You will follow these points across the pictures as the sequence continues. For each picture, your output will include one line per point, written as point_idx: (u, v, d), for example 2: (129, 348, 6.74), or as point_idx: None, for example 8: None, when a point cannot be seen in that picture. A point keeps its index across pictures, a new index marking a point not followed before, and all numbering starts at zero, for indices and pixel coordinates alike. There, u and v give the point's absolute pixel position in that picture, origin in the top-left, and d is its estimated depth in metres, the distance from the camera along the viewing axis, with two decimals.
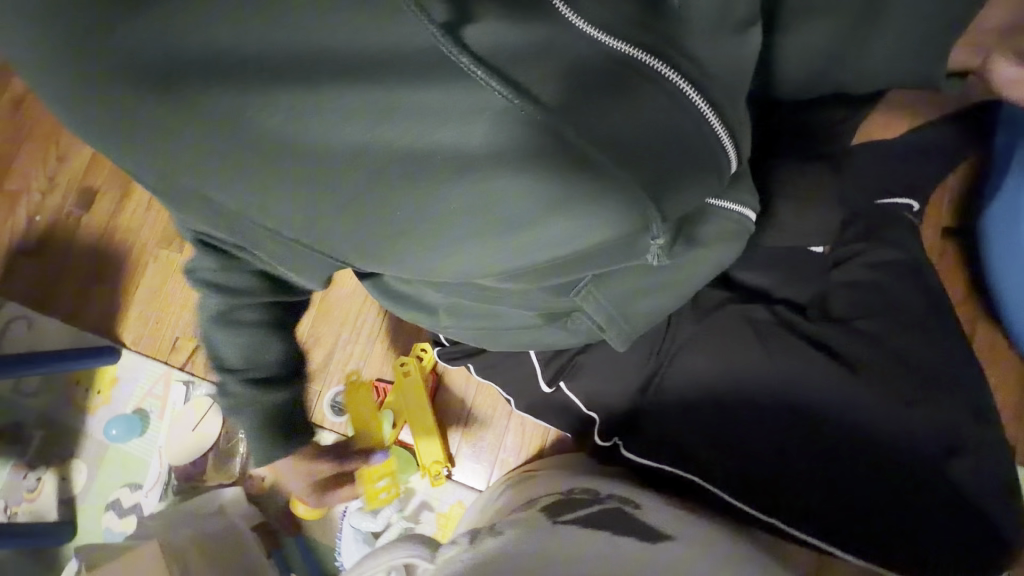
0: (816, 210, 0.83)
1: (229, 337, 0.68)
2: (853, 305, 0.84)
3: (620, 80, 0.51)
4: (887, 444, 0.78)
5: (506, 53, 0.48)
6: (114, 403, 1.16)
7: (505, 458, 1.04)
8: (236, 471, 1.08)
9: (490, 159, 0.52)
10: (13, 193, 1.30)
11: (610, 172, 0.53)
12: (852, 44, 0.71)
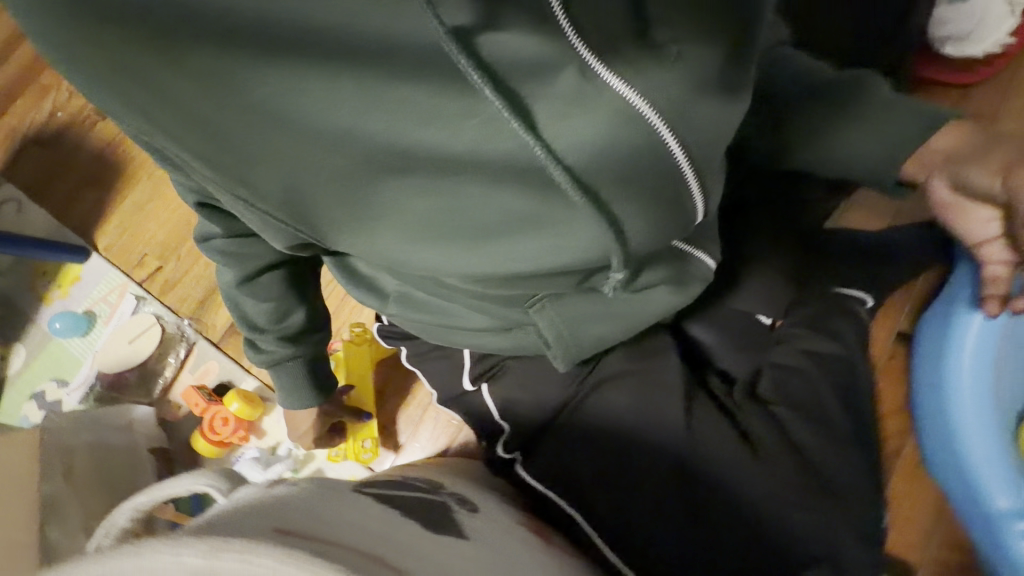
0: (768, 284, 0.85)
1: (255, 300, 0.75)
2: (779, 390, 0.82)
3: (607, 121, 0.50)
4: (769, 535, 0.75)
5: (506, 63, 0.48)
6: (68, 300, 1.20)
7: (412, 449, 1.05)
8: (156, 392, 1.11)
9: (468, 162, 0.53)
10: (44, 85, 1.37)
11: (578, 202, 0.54)
12: (858, 132, 0.69)
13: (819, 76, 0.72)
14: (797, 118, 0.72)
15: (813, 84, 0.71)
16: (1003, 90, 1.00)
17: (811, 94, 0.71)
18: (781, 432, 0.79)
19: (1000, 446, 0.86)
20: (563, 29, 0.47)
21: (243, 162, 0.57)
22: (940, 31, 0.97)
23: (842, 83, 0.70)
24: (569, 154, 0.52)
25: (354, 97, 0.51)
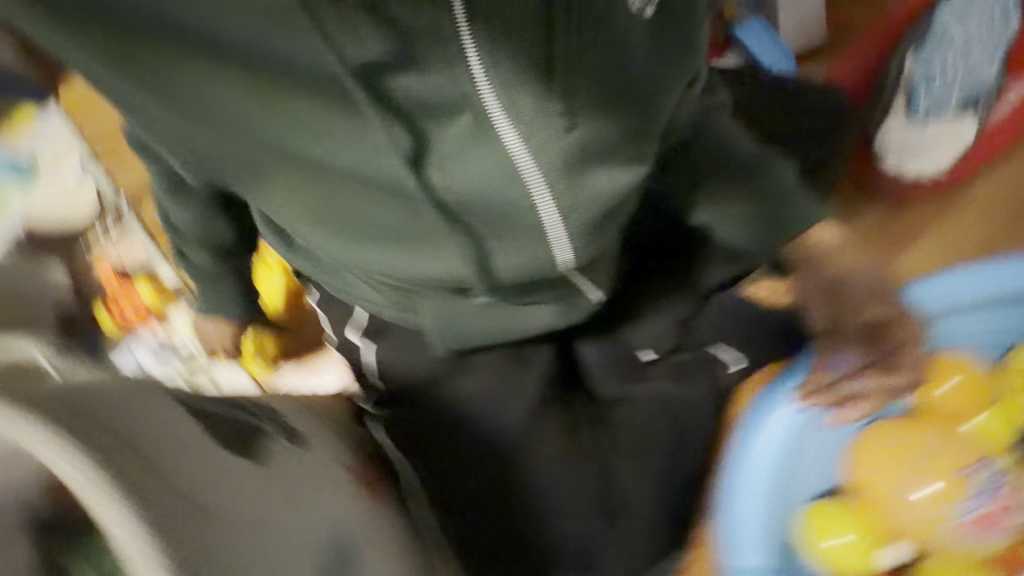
0: (656, 319, 0.84)
1: (187, 222, 0.77)
2: (629, 426, 0.80)
3: (492, 172, 0.55)
4: (560, 549, 0.78)
5: (413, 101, 0.52)
6: (14, 145, 1.20)
7: (309, 382, 1.07)
8: (76, 259, 1.14)
9: (369, 172, 0.58)
10: None
11: (458, 230, 0.60)
12: (760, 205, 0.75)
13: (741, 149, 0.74)
14: (713, 177, 0.74)
15: (731, 153, 0.74)
16: (926, 224, 1.05)
17: (728, 161, 0.74)
18: (609, 464, 0.79)
19: (780, 551, 0.84)
20: (476, 79, 0.50)
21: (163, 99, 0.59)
22: (890, 141, 1.01)
23: (760, 164, 0.74)
24: (443, 191, 0.57)
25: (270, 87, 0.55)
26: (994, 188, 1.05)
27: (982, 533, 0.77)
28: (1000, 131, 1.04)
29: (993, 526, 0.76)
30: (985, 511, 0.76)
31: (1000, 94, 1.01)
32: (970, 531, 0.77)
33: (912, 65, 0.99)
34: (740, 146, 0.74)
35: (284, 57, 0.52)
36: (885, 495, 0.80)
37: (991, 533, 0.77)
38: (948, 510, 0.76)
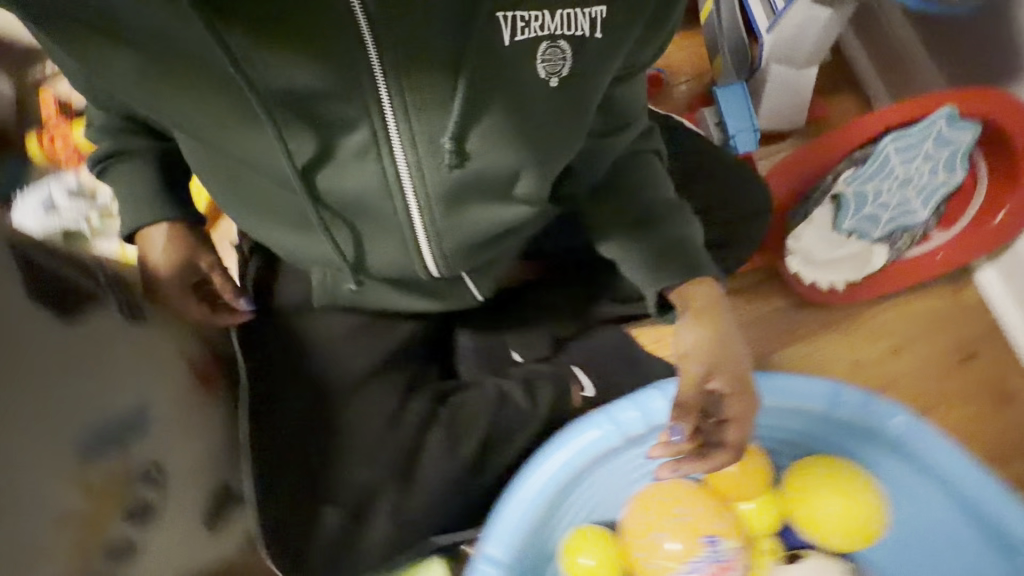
0: (536, 331, 1.01)
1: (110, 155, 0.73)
2: (460, 403, 0.89)
3: (378, 189, 0.61)
4: (346, 490, 0.82)
5: (315, 111, 0.57)
6: None
7: None
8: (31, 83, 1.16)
9: (262, 154, 0.61)
10: None
11: (341, 225, 0.66)
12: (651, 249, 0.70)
13: (650, 195, 0.72)
14: (610, 214, 0.73)
15: (636, 192, 0.72)
16: (793, 334, 1.17)
17: (628, 204, 0.72)
18: (422, 431, 0.86)
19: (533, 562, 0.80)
20: (379, 100, 0.55)
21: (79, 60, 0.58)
22: (803, 245, 1.06)
23: (659, 215, 0.71)
24: (332, 191, 0.63)
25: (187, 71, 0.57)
26: (858, 324, 1.18)
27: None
28: (914, 269, 1.09)
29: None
30: (712, 574, 0.77)
31: (922, 232, 1.07)
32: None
33: (847, 183, 1.03)
34: (649, 194, 0.72)
35: (194, 43, 0.54)
36: (646, 541, 0.79)
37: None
38: (680, 569, 0.77)
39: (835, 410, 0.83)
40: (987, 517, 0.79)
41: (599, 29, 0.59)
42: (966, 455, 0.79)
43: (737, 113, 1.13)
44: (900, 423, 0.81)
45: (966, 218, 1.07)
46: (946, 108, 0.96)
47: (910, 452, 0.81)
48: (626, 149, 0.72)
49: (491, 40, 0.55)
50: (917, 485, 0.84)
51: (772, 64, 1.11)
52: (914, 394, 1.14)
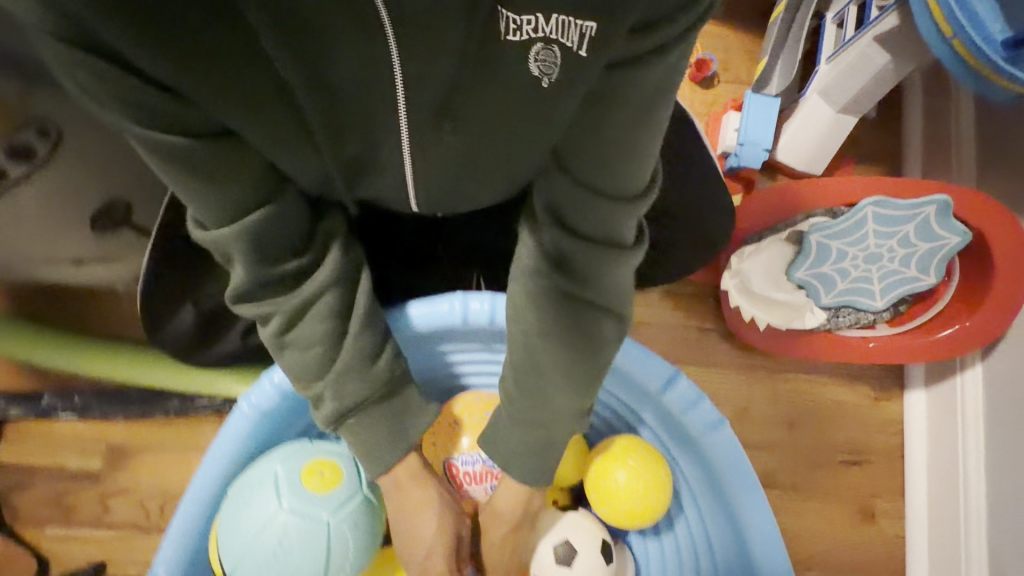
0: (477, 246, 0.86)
1: (302, 351, 0.65)
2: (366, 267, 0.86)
3: (364, 133, 0.56)
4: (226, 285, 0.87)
5: (318, 60, 0.48)
6: None
7: None
8: None
9: (262, 89, 0.51)
10: None
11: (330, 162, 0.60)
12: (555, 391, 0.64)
13: (588, 306, 0.60)
14: (521, 311, 0.64)
15: (563, 296, 0.60)
16: (696, 357, 1.16)
17: (550, 304, 0.61)
18: None
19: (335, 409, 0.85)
20: (395, 91, 0.50)
21: (153, 115, 0.48)
22: (745, 270, 1.01)
23: (584, 326, 0.61)
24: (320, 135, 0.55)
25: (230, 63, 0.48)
26: (765, 380, 1.15)
27: (464, 485, 0.84)
28: (843, 347, 1.04)
29: (475, 486, 0.84)
30: (480, 472, 0.84)
31: (868, 319, 1.04)
32: (457, 479, 0.84)
33: (815, 233, 1.00)
34: (587, 303, 0.60)
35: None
36: (440, 434, 0.85)
37: (467, 492, 0.84)
38: (457, 455, 0.84)
39: (664, 398, 0.80)
40: (749, 550, 0.80)
41: (589, 48, 0.44)
42: (760, 488, 0.79)
43: (754, 127, 1.10)
44: (717, 435, 0.79)
45: (915, 321, 1.04)
46: (942, 196, 0.93)
47: (713, 465, 0.81)
48: (594, 236, 0.56)
49: (495, 41, 0.46)
50: (705, 496, 0.86)
51: (812, 93, 1.08)
52: (778, 467, 1.13)
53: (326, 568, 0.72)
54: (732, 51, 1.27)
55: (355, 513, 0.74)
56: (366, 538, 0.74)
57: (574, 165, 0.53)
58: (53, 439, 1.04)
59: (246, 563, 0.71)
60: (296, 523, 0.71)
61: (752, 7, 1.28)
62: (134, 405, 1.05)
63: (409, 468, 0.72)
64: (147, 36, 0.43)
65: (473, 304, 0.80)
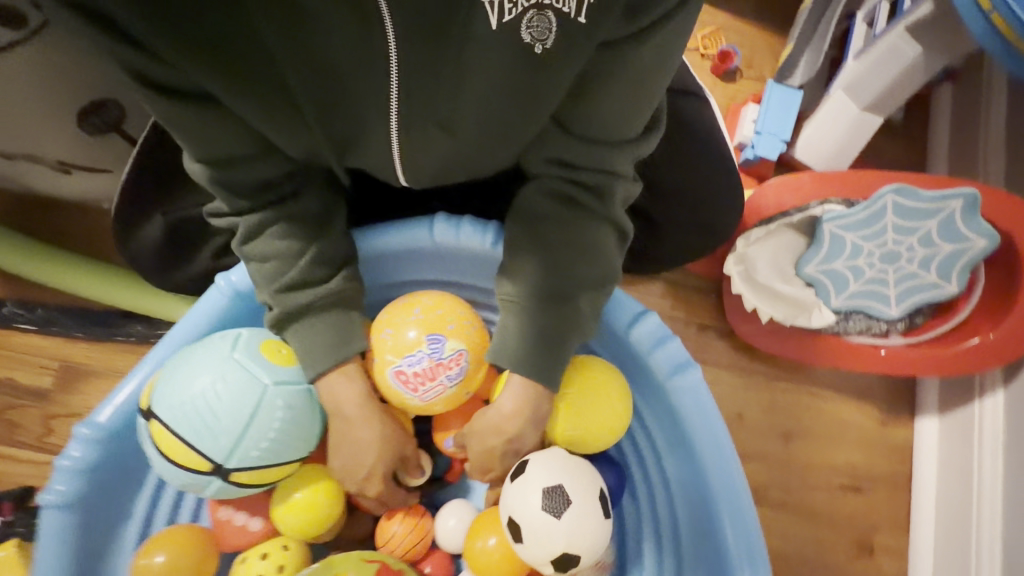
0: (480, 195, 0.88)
1: (258, 263, 0.67)
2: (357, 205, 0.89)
3: (362, 108, 0.62)
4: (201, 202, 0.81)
5: (318, 43, 0.55)
6: None
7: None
8: None
9: (270, 72, 0.57)
10: None
11: (327, 136, 0.66)
12: (543, 346, 0.67)
13: (581, 243, 0.67)
14: (513, 261, 0.69)
15: (554, 241, 0.67)
16: (693, 352, 1.07)
17: (541, 247, 0.68)
18: None
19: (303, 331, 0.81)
20: (388, 67, 0.56)
21: (149, 71, 0.54)
22: (750, 257, 0.96)
23: (588, 260, 0.67)
24: (322, 110, 0.62)
25: (241, 44, 0.54)
26: (763, 386, 1.07)
27: (417, 390, 0.69)
28: (850, 353, 0.98)
29: (430, 386, 0.69)
30: (425, 370, 0.69)
31: (881, 327, 0.97)
32: (405, 386, 0.69)
33: (830, 222, 0.94)
34: (583, 239, 0.67)
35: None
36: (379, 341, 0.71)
37: (425, 396, 0.70)
38: (394, 358, 0.69)
39: (630, 334, 0.76)
40: (713, 500, 0.74)
41: (586, 15, 0.53)
42: (725, 429, 0.73)
43: (775, 116, 1.06)
44: (684, 377, 0.74)
45: (930, 334, 0.97)
46: (969, 191, 0.88)
47: (676, 408, 0.75)
48: (594, 167, 0.65)
49: (478, 27, 0.53)
50: (668, 445, 0.81)
51: (838, 89, 1.03)
52: (768, 481, 1.04)
53: (242, 438, 0.65)
54: (759, 48, 1.24)
55: (298, 392, 0.68)
56: (296, 425, 0.68)
57: (577, 123, 0.63)
58: (7, 350, 0.99)
59: (169, 400, 0.65)
60: (237, 374, 0.66)
61: (784, 8, 1.26)
62: (97, 325, 1.00)
63: (350, 400, 0.66)
64: (168, 28, 0.51)
65: (458, 231, 0.77)
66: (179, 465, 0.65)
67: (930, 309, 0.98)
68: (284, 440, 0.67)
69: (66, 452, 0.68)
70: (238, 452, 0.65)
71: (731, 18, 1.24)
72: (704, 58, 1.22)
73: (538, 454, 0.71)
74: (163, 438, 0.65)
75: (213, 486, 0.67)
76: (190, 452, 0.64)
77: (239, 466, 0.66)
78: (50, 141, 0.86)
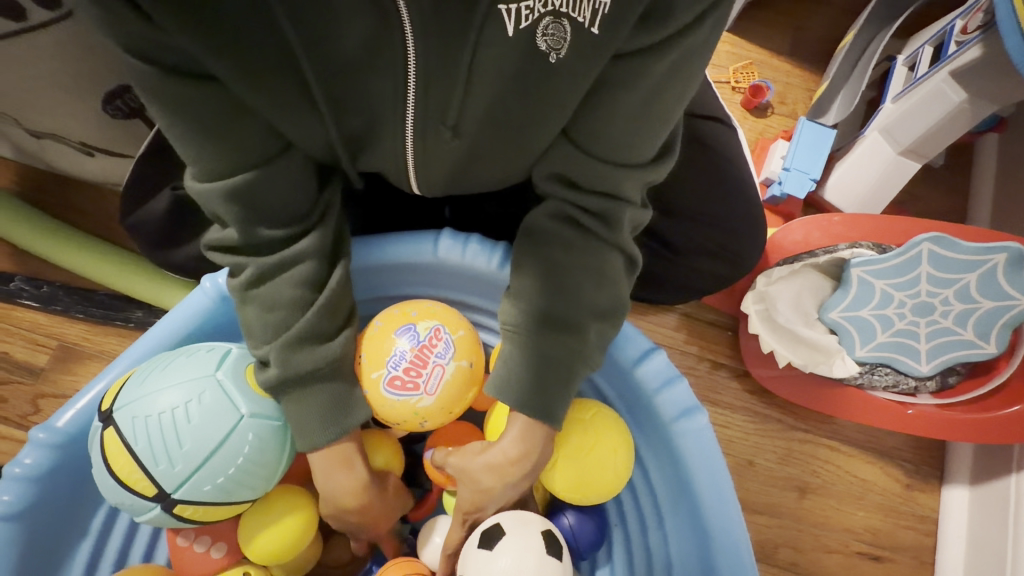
0: (491, 205, 0.87)
1: (263, 311, 0.62)
2: (369, 210, 0.89)
3: (378, 104, 0.61)
4: None
5: (338, 38, 0.55)
6: None
7: None
8: None
9: (284, 65, 0.56)
10: None
11: (342, 132, 0.64)
12: (547, 392, 0.62)
13: (586, 271, 0.64)
14: (516, 282, 0.66)
15: (557, 268, 0.64)
16: (705, 392, 1.01)
17: (545, 278, 0.64)
18: None
19: None
20: (407, 67, 0.56)
21: (156, 57, 0.52)
22: (772, 296, 0.91)
23: (593, 295, 0.64)
24: (337, 106, 0.61)
25: (254, 37, 0.53)
26: (779, 435, 1.00)
27: (419, 385, 0.65)
28: (875, 408, 0.91)
29: (427, 372, 0.66)
30: (414, 361, 0.66)
31: (909, 384, 0.91)
32: (406, 388, 0.65)
33: (859, 266, 0.88)
34: (586, 268, 0.64)
35: None
36: (369, 342, 0.67)
37: (430, 386, 0.66)
38: (382, 370, 0.66)
39: (637, 372, 0.70)
40: (713, 560, 0.67)
41: (599, 25, 0.53)
42: (733, 490, 0.67)
43: (805, 153, 1.02)
44: (690, 423, 0.69)
45: (965, 396, 0.91)
46: (1015, 244, 0.83)
47: (680, 454, 0.69)
48: (597, 191, 0.63)
49: (495, 31, 0.54)
50: (671, 508, 0.74)
51: (875, 130, 0.99)
52: (780, 540, 0.96)
53: (199, 469, 0.60)
54: (793, 84, 1.21)
55: (271, 429, 0.64)
56: (260, 462, 0.63)
57: (582, 135, 0.62)
58: (8, 323, 0.99)
59: (133, 411, 0.61)
60: (213, 398, 0.62)
61: (820, 48, 1.24)
62: (97, 306, 0.99)
63: (342, 483, 0.64)
64: (181, 23, 0.50)
65: (458, 241, 0.74)
66: (122, 484, 0.60)
67: (966, 368, 0.92)
68: (239, 480, 0.62)
69: (21, 456, 0.63)
70: (189, 484, 0.60)
71: (765, 53, 1.22)
72: (735, 91, 1.19)
73: (512, 523, 0.66)
74: (115, 448, 0.60)
75: (152, 513, 0.61)
76: (139, 472, 0.60)
77: (186, 499, 0.61)
78: (74, 121, 0.87)
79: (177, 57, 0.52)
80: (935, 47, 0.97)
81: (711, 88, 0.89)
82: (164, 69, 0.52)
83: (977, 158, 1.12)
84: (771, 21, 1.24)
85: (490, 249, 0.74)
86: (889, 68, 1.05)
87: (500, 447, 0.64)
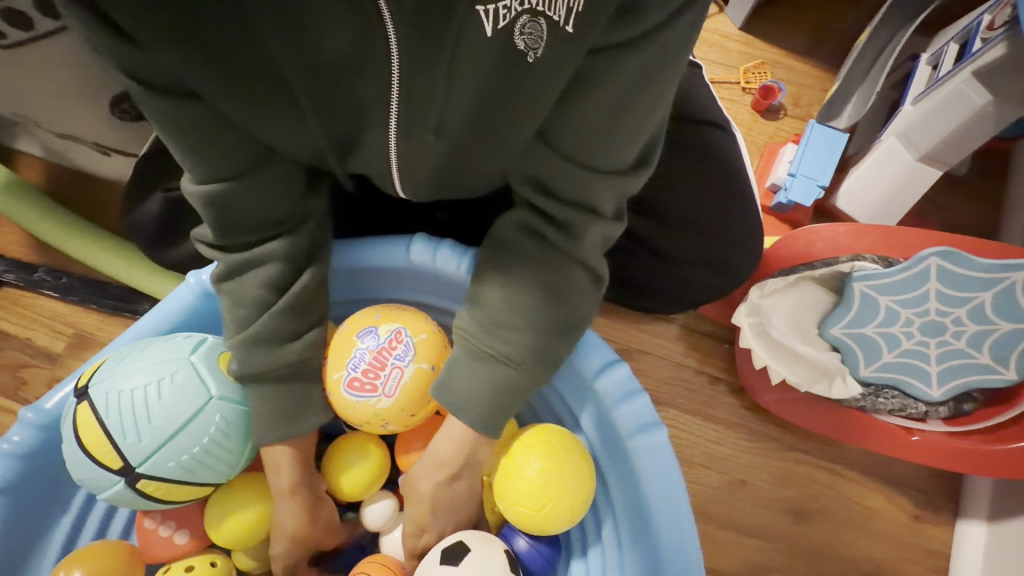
0: (475, 210, 0.87)
1: (231, 306, 0.65)
2: (356, 213, 0.90)
3: (362, 107, 0.61)
4: None
5: (320, 42, 0.54)
6: None
7: None
8: None
9: (269, 70, 0.57)
10: None
11: (330, 135, 0.65)
12: (508, 400, 0.63)
13: (555, 281, 0.63)
14: (486, 290, 0.65)
15: (526, 279, 0.63)
16: (698, 405, 0.97)
17: (512, 287, 0.63)
18: None
19: None
20: (390, 71, 0.56)
21: (145, 75, 0.53)
22: (767, 309, 0.86)
23: (560, 309, 0.63)
24: (323, 108, 0.61)
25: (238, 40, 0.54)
26: (775, 455, 0.95)
27: (377, 387, 0.66)
28: (877, 432, 0.86)
29: (385, 374, 0.66)
30: (373, 362, 0.66)
31: (919, 410, 0.84)
32: (365, 390, 0.66)
33: (860, 281, 0.83)
34: (555, 281, 0.63)
35: None
36: (336, 344, 0.69)
37: (388, 388, 0.66)
38: (342, 371, 0.67)
39: (596, 384, 0.69)
40: None
41: (575, 22, 0.51)
42: (691, 520, 0.64)
43: (814, 158, 0.96)
44: (646, 439, 0.66)
45: (981, 424, 0.83)
46: None
47: (639, 475, 0.67)
48: (574, 202, 0.61)
49: (473, 33, 0.52)
50: (629, 532, 0.71)
51: (891, 135, 0.92)
52: (771, 565, 0.91)
53: (164, 445, 0.63)
54: (808, 85, 1.15)
55: (237, 413, 0.66)
56: (224, 446, 0.66)
57: (557, 136, 0.60)
58: (30, 312, 1.06)
59: (107, 387, 0.64)
60: (185, 379, 0.64)
61: (840, 47, 1.17)
62: (109, 298, 1.05)
63: (279, 485, 0.65)
64: (164, 38, 0.51)
65: (434, 247, 0.74)
66: (92, 458, 0.63)
67: (982, 395, 0.85)
68: (204, 459, 0.65)
69: (10, 434, 0.68)
70: (155, 459, 0.63)
71: (780, 53, 1.16)
72: (744, 92, 1.14)
73: (478, 542, 0.65)
74: (87, 420, 0.63)
75: (116, 487, 0.64)
76: (108, 446, 0.63)
77: (150, 473, 0.63)
78: (88, 124, 0.92)
79: (166, 73, 0.54)
80: (962, 44, 0.90)
81: (710, 90, 0.85)
82: (160, 87, 0.54)
83: (1011, 165, 1.03)
84: (789, 19, 1.18)
85: (464, 255, 0.74)
86: (910, 69, 0.98)
87: (458, 456, 0.63)
